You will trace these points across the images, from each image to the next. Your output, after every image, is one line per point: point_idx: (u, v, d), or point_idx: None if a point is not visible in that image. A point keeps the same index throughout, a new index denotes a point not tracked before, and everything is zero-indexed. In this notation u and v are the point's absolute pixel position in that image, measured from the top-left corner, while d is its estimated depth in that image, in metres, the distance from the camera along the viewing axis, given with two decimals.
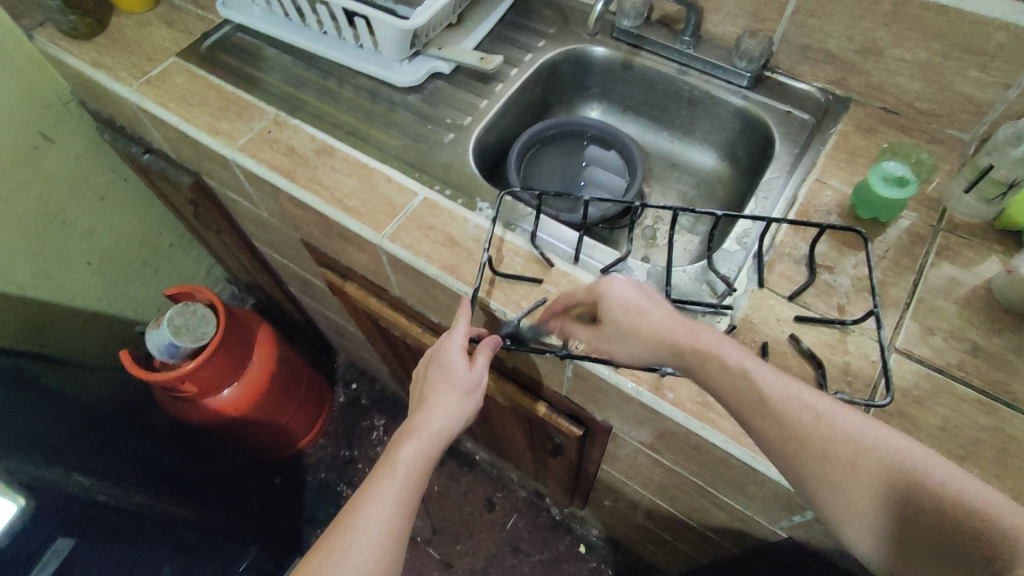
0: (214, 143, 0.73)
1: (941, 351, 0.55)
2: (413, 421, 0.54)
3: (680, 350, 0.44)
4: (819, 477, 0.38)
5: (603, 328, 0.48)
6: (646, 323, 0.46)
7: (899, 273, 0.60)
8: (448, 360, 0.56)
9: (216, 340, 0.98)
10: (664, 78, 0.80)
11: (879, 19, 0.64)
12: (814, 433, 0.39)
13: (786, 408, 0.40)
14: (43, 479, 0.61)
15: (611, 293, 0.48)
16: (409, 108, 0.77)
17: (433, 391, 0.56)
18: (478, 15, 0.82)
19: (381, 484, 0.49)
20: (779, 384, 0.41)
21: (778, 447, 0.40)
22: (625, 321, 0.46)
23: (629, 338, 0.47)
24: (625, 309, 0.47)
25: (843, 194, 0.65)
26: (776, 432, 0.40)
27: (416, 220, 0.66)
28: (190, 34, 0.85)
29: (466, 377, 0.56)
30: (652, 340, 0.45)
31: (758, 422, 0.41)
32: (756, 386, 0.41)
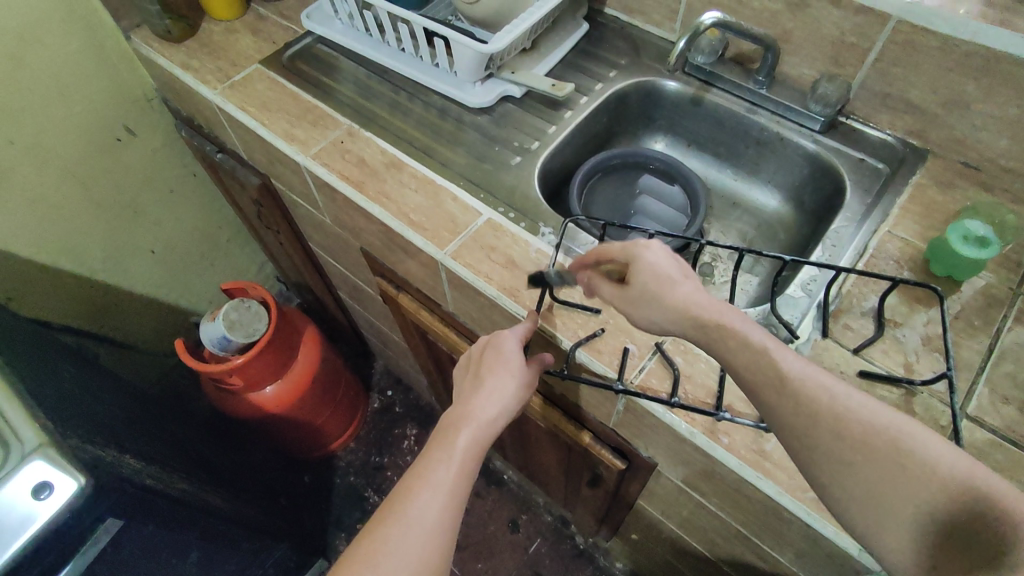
0: (289, 148, 0.76)
1: (1016, 422, 0.53)
2: (459, 401, 0.53)
3: (701, 321, 0.41)
4: (833, 464, 0.35)
5: (628, 291, 0.47)
6: (673, 290, 0.43)
7: (974, 333, 0.58)
8: (507, 351, 0.54)
9: (266, 336, 1.00)
10: (733, 116, 0.80)
11: (968, 72, 0.63)
12: (831, 418, 0.36)
13: (821, 397, 0.36)
14: (102, 455, 0.63)
15: (646, 254, 0.47)
16: (477, 128, 0.78)
17: (489, 372, 0.53)
18: (552, 41, 0.84)
19: (435, 464, 0.48)
20: (798, 363, 0.38)
21: (795, 434, 0.37)
22: (653, 287, 0.45)
23: (646, 300, 0.45)
24: (650, 270, 0.45)
25: (915, 248, 0.63)
26: (795, 415, 0.37)
27: (479, 240, 0.67)
28: (273, 42, 0.88)
29: (524, 371, 0.54)
30: (671, 307, 0.43)
31: (773, 400, 0.38)
32: (775, 367, 0.38)
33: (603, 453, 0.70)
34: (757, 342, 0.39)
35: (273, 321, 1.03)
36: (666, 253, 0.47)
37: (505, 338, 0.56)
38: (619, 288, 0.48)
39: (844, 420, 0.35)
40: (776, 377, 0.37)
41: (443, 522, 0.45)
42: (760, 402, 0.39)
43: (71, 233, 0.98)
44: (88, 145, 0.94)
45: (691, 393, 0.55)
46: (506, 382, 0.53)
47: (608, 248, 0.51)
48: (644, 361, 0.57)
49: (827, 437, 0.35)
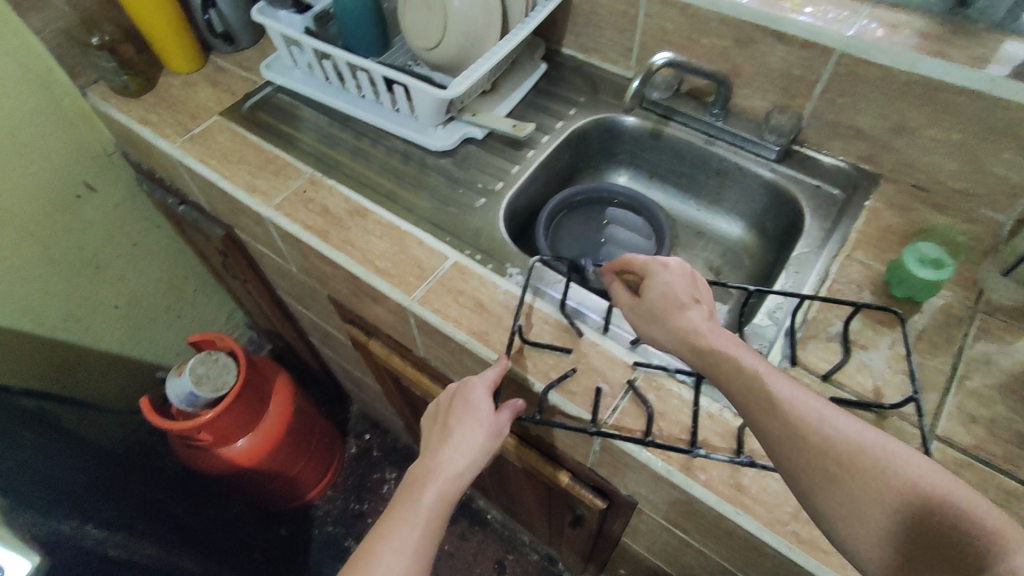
0: (251, 200, 0.75)
1: (984, 440, 0.53)
2: (424, 454, 0.52)
3: (699, 348, 0.43)
4: (823, 484, 0.36)
5: (639, 304, 0.49)
6: (679, 315, 0.46)
7: (937, 353, 0.59)
8: (475, 399, 0.53)
9: (235, 390, 0.98)
10: (693, 148, 0.81)
11: (911, 101, 0.65)
12: (820, 439, 0.37)
13: (819, 426, 0.37)
14: (59, 530, 0.60)
15: (667, 270, 0.49)
16: (441, 172, 0.78)
17: (457, 422, 0.52)
18: (511, 83, 0.85)
19: (398, 525, 0.47)
20: (790, 388, 0.39)
21: (786, 456, 0.38)
22: (661, 305, 0.47)
23: (653, 316, 0.47)
24: (665, 288, 0.48)
25: (875, 271, 0.65)
26: (784, 433, 0.38)
27: (446, 284, 0.66)
28: (233, 94, 0.88)
29: (493, 421, 0.53)
30: (674, 329, 0.45)
31: (765, 421, 0.39)
32: (768, 390, 0.39)
33: (583, 493, 0.69)
34: (752, 370, 0.40)
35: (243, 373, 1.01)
36: (682, 272, 0.49)
37: (473, 384, 0.54)
38: (632, 298, 0.50)
39: (833, 442, 0.36)
40: (770, 401, 0.39)
41: None
42: (753, 427, 0.40)
43: (30, 294, 0.95)
44: (45, 203, 0.92)
45: (665, 428, 0.55)
46: (474, 433, 0.52)
47: (629, 258, 0.51)
48: (617, 400, 0.57)
49: (820, 462, 0.36)
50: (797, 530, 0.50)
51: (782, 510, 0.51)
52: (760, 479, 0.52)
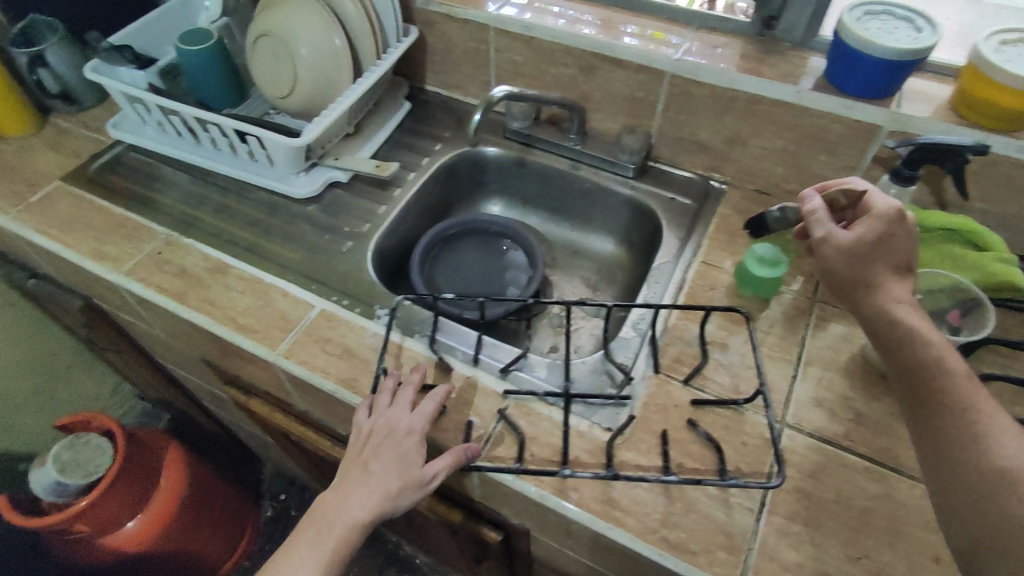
0: (98, 268, 0.71)
1: (828, 422, 0.57)
2: (343, 487, 0.53)
3: (883, 310, 0.46)
4: (942, 432, 0.41)
5: (861, 247, 0.49)
6: (890, 279, 0.48)
7: (784, 345, 0.63)
8: (400, 440, 0.53)
9: (111, 474, 0.91)
10: (559, 173, 0.84)
11: (737, 114, 0.71)
12: (954, 394, 0.41)
13: (988, 430, 0.39)
14: None
15: (880, 220, 0.49)
16: (307, 219, 0.77)
17: (380, 464, 0.52)
18: (375, 124, 0.85)
19: (302, 559, 0.50)
20: (945, 349, 0.43)
21: (942, 450, 0.40)
22: (869, 250, 0.48)
23: (861, 265, 0.48)
24: (882, 239, 0.48)
25: (726, 274, 0.69)
26: (927, 380, 0.43)
27: (313, 333, 0.64)
28: (78, 157, 0.83)
29: (416, 466, 0.52)
30: (880, 284, 0.48)
31: (916, 367, 0.43)
32: (924, 343, 0.44)
33: (478, 528, 0.68)
34: (954, 367, 0.42)
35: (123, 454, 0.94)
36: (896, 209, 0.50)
37: (401, 422, 0.54)
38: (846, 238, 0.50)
39: (962, 401, 0.41)
40: (967, 403, 0.41)
41: None
42: (924, 417, 0.42)
43: None
44: None
45: (536, 451, 0.55)
46: (391, 479, 0.52)
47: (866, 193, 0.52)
48: (489, 431, 0.57)
49: (974, 464, 0.39)
50: (665, 536, 0.51)
51: (651, 518, 0.52)
52: (629, 490, 0.53)
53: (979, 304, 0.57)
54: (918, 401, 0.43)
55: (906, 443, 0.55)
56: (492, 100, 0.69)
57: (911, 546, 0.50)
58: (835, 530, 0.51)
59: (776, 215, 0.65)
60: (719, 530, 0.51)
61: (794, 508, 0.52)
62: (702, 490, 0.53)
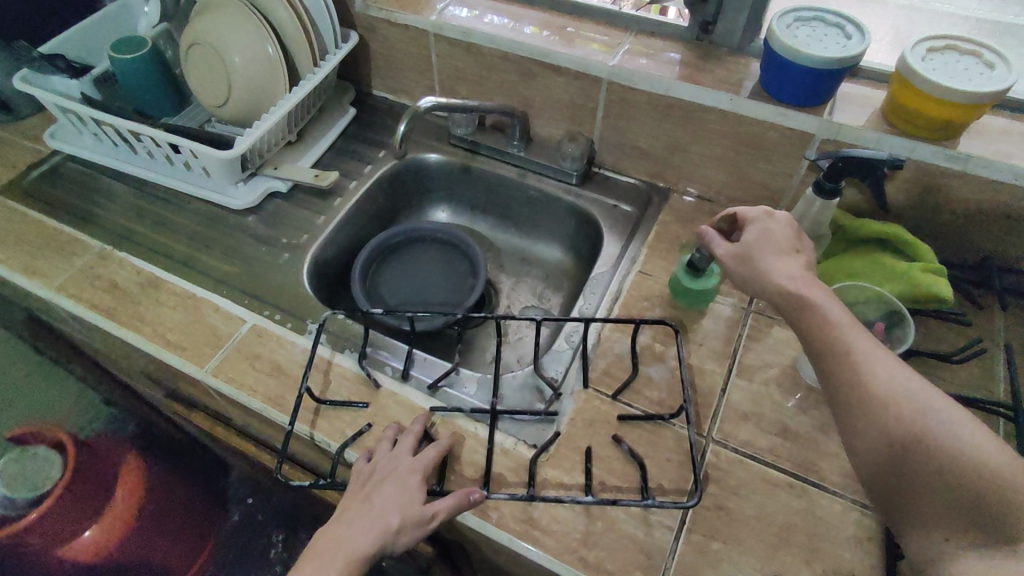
0: (29, 283, 0.70)
1: (753, 436, 0.57)
2: (343, 525, 0.50)
3: (784, 288, 0.47)
4: (837, 383, 0.41)
5: (741, 248, 0.52)
6: (771, 254, 0.50)
7: (717, 357, 0.62)
8: (403, 475, 0.51)
9: (55, 488, 1.00)
10: (504, 179, 0.83)
11: (674, 121, 0.70)
12: (843, 346, 0.42)
13: (870, 369, 0.40)
14: None
15: (755, 223, 0.53)
16: (245, 230, 0.76)
17: (381, 497, 0.50)
18: (318, 130, 0.84)
19: None
20: (836, 308, 0.44)
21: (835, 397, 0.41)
22: (757, 244, 0.51)
23: (750, 258, 0.51)
24: (762, 233, 0.52)
25: (663, 283, 0.68)
26: (820, 337, 0.43)
27: (243, 349, 0.64)
28: (15, 167, 0.82)
29: (417, 504, 0.50)
30: (764, 267, 0.49)
31: (809, 325, 0.44)
32: (816, 303, 0.44)
33: None
34: (833, 318, 0.43)
35: (73, 467, 1.04)
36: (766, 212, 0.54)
37: (403, 459, 0.53)
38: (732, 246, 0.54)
39: (852, 352, 0.41)
40: (844, 348, 0.42)
41: None
42: (820, 370, 0.43)
43: None
44: None
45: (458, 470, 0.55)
46: (393, 514, 0.49)
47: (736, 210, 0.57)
48: None
49: (861, 403, 0.39)
50: (582, 555, 0.51)
51: (569, 538, 0.52)
52: (550, 508, 0.53)
53: (901, 318, 0.57)
54: (813, 356, 0.44)
55: (830, 457, 0.55)
56: (419, 111, 0.69)
57: (829, 563, 0.50)
58: (753, 548, 0.50)
59: (698, 258, 0.62)
60: (637, 549, 0.51)
61: (714, 525, 0.52)
62: (623, 507, 0.53)
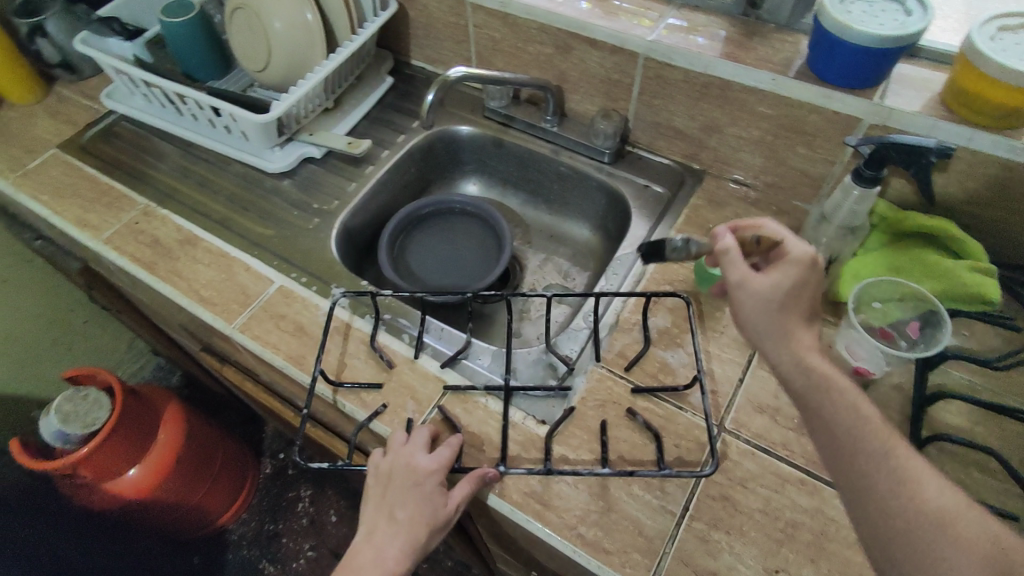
0: (79, 235, 0.74)
1: (768, 428, 0.55)
2: (370, 535, 0.51)
3: (807, 365, 0.43)
4: (877, 490, 0.37)
5: (773, 293, 0.45)
6: (799, 325, 0.45)
7: (737, 345, 0.60)
8: (422, 483, 0.51)
9: (110, 423, 0.96)
10: (534, 154, 0.82)
11: (711, 101, 0.67)
12: (884, 449, 0.38)
13: (914, 475, 0.37)
14: None
15: (796, 265, 0.46)
16: (280, 194, 0.78)
17: (404, 510, 0.51)
18: (354, 99, 0.85)
19: None
20: (866, 407, 0.41)
21: (875, 506, 0.37)
22: (787, 298, 0.45)
23: (775, 309, 0.45)
24: (800, 285, 0.46)
25: (688, 268, 0.66)
26: (853, 436, 0.39)
27: (269, 309, 0.66)
28: (73, 125, 0.86)
29: (440, 510, 0.51)
30: (789, 335, 0.44)
31: (839, 420, 0.40)
32: (847, 397, 0.41)
33: None
34: (864, 410, 0.40)
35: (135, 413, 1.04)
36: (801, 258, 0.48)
37: (419, 466, 0.52)
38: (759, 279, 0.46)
39: (893, 459, 0.38)
40: (886, 449, 0.38)
41: None
42: (848, 470, 0.39)
43: None
44: None
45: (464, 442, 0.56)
46: (419, 526, 0.51)
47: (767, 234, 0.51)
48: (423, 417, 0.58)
49: (911, 515, 0.36)
50: (580, 533, 0.51)
51: (569, 515, 0.51)
52: (552, 484, 0.53)
53: (938, 317, 0.54)
54: (832, 456, 0.40)
55: None
56: (448, 81, 0.68)
57: (836, 564, 0.48)
58: (756, 541, 0.49)
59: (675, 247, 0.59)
60: (637, 531, 0.50)
61: (718, 515, 0.51)
62: (626, 490, 0.52)
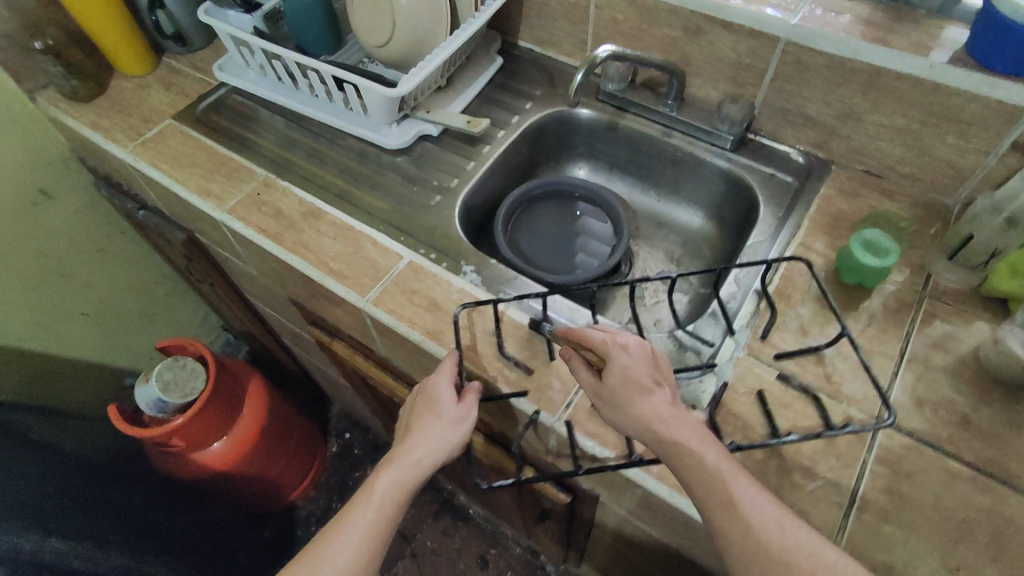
0: (204, 204, 0.75)
1: (928, 424, 0.55)
2: (396, 450, 0.57)
3: (660, 437, 0.47)
4: None
5: (602, 386, 0.51)
6: (642, 401, 0.49)
7: (884, 338, 0.60)
8: (434, 391, 0.58)
9: (204, 395, 0.98)
10: (648, 139, 0.81)
11: (856, 87, 0.65)
12: (773, 542, 0.42)
13: (758, 521, 0.43)
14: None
15: (613, 357, 0.51)
16: (397, 170, 0.78)
17: (421, 420, 0.58)
18: (465, 77, 0.84)
19: (352, 506, 0.54)
20: (748, 491, 0.44)
21: (738, 555, 0.42)
22: (622, 389, 0.50)
23: (615, 400, 0.50)
24: (625, 375, 0.50)
25: (826, 258, 0.65)
26: (748, 536, 0.42)
27: (400, 284, 0.66)
28: (186, 96, 0.87)
29: (450, 408, 0.57)
30: (635, 413, 0.49)
31: (727, 521, 0.43)
32: (728, 490, 0.44)
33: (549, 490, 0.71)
34: (712, 464, 0.45)
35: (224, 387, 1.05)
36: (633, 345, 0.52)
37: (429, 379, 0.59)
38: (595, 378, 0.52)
39: (784, 549, 0.42)
40: (767, 543, 0.42)
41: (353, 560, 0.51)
42: (710, 523, 0.44)
43: None
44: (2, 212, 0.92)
45: (612, 431, 0.56)
46: (432, 424, 0.57)
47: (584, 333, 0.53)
48: (572, 396, 0.58)
49: (767, 561, 0.41)
50: None
51: None
52: None
53: None
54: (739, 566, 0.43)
55: (1015, 457, 0.53)
56: (595, 60, 0.69)
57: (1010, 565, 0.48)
58: (931, 538, 0.50)
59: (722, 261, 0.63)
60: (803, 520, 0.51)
61: (889, 509, 0.51)
62: (788, 479, 0.53)
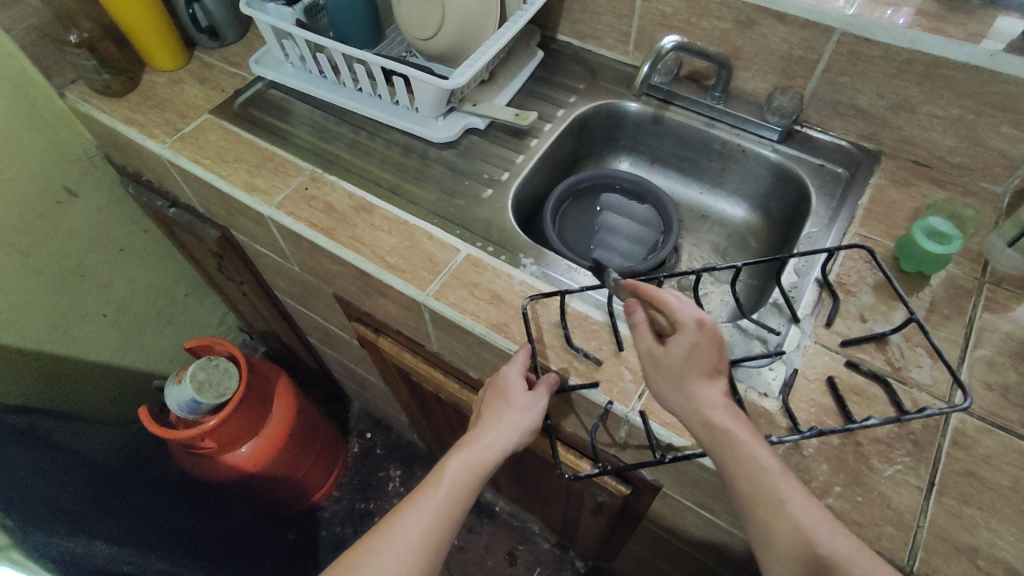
0: (250, 199, 0.73)
1: (999, 407, 0.55)
2: (467, 436, 0.56)
3: (712, 425, 0.46)
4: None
5: (661, 360, 0.50)
6: (699, 385, 0.48)
7: (949, 323, 0.60)
8: (507, 381, 0.58)
9: (237, 396, 0.96)
10: (693, 131, 0.82)
11: (911, 78, 0.66)
12: (816, 544, 0.41)
13: (805, 523, 0.42)
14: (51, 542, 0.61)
15: (686, 334, 0.48)
16: (444, 163, 0.77)
17: (491, 410, 0.58)
18: (509, 71, 0.84)
19: (422, 488, 0.53)
20: (797, 492, 0.43)
21: (780, 555, 0.42)
22: (686, 366, 0.48)
23: (671, 375, 0.49)
24: (692, 353, 0.48)
25: (884, 246, 0.66)
26: (788, 534, 0.42)
27: (460, 277, 0.65)
28: (222, 91, 0.85)
29: (522, 397, 0.56)
30: (691, 396, 0.48)
31: (767, 517, 0.43)
32: (776, 489, 0.43)
33: (609, 482, 0.71)
34: (763, 462, 0.44)
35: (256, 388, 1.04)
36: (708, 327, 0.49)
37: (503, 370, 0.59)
38: (656, 348, 0.50)
39: (826, 548, 0.41)
40: (806, 543, 0.41)
41: (423, 540, 0.49)
42: (752, 519, 0.44)
43: (11, 306, 0.93)
44: (26, 210, 0.90)
45: None
46: (502, 410, 0.57)
47: (664, 299, 0.50)
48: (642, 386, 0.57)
49: (811, 564, 0.40)
50: (830, 504, 0.51)
51: (814, 486, 0.52)
52: (789, 456, 0.53)
53: None
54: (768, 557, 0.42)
55: None
56: (662, 51, 0.70)
57: None
58: (1012, 518, 0.49)
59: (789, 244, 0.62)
60: (887, 505, 0.51)
61: (967, 491, 0.51)
62: (867, 464, 0.53)
